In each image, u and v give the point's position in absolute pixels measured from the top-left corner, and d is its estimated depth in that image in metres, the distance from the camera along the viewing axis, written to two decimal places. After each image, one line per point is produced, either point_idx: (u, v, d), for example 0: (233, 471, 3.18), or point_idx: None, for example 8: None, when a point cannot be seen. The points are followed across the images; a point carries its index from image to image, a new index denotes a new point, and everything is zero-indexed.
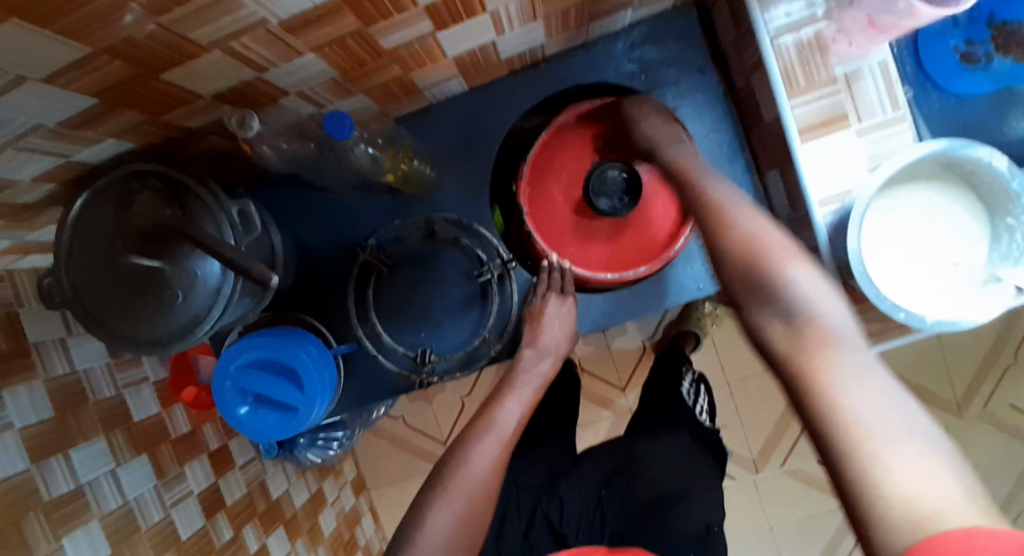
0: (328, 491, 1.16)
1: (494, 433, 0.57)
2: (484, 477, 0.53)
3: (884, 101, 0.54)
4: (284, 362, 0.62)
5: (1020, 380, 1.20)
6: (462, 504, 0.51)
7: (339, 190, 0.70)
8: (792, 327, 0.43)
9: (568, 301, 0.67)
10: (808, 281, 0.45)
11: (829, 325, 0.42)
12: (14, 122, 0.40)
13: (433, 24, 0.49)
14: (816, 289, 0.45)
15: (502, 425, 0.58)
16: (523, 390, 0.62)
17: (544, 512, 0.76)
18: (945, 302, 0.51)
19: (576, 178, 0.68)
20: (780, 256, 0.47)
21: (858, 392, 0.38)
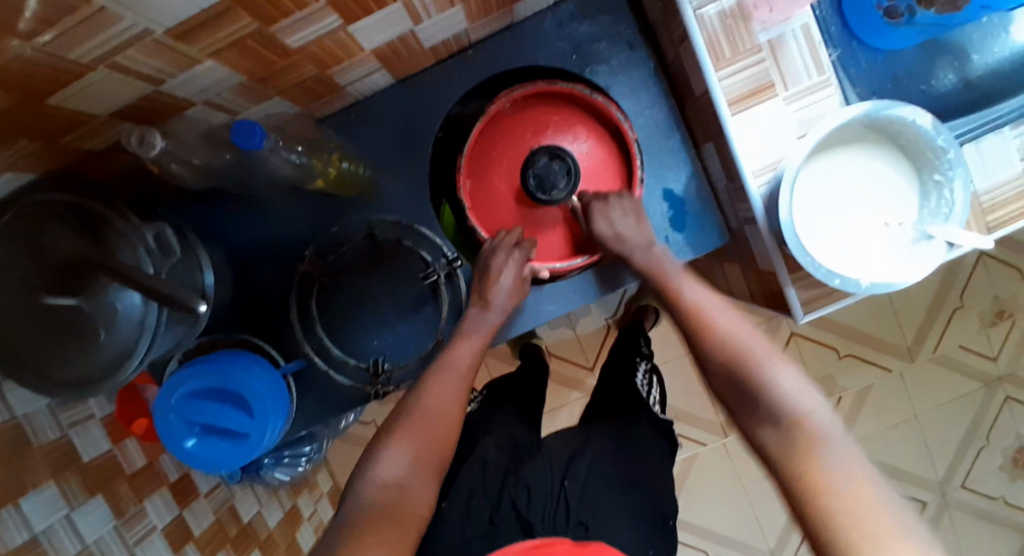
0: (304, 504, 1.14)
1: (448, 373, 0.58)
2: (445, 414, 0.54)
3: (809, 65, 0.54)
4: (228, 386, 0.60)
5: (967, 320, 1.26)
6: (416, 441, 0.51)
7: (268, 197, 0.67)
8: (787, 419, 0.47)
9: (519, 254, 0.64)
10: (791, 381, 0.49)
11: (819, 423, 0.46)
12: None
13: (342, 18, 0.46)
14: (797, 385, 0.49)
15: (455, 365, 0.58)
16: (478, 336, 0.61)
17: (510, 497, 0.67)
18: (881, 265, 0.52)
19: (516, 167, 0.66)
20: (762, 352, 0.52)
21: (835, 475, 0.41)
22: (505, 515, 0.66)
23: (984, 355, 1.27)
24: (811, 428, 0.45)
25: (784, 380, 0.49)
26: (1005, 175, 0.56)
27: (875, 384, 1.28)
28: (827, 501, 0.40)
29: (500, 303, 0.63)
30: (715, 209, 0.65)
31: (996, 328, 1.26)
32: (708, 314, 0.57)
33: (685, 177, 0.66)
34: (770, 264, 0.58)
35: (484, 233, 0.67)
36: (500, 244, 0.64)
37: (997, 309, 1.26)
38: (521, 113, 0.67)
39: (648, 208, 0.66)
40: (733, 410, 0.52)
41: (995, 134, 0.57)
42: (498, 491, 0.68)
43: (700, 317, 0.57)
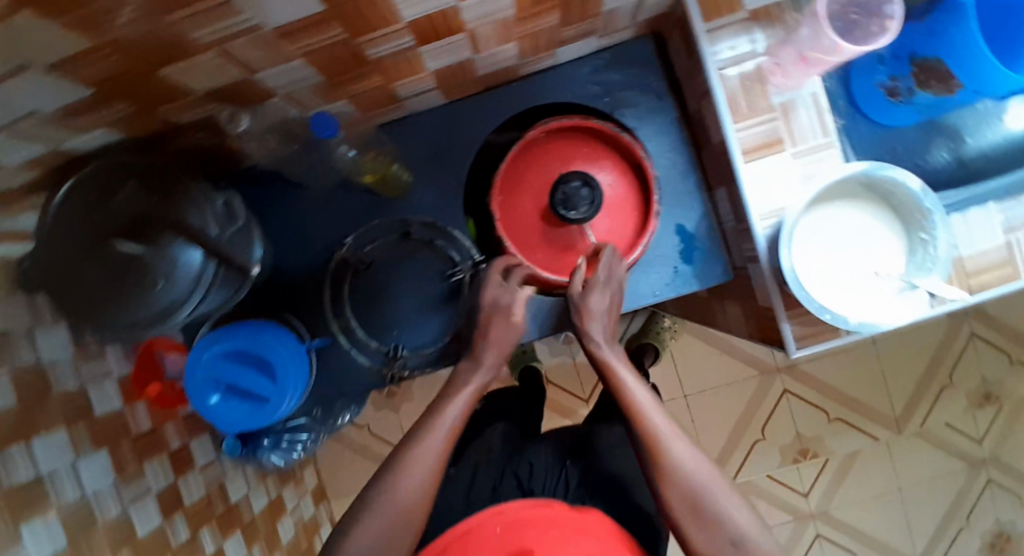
0: (289, 496, 1.16)
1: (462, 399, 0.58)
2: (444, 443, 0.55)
3: (816, 129, 0.61)
4: (259, 352, 0.65)
5: (953, 399, 1.29)
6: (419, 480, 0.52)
7: (316, 190, 0.73)
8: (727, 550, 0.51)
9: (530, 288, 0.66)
10: (715, 485, 0.53)
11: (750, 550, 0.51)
12: (5, 109, 0.41)
13: (416, 39, 0.54)
14: (704, 471, 0.54)
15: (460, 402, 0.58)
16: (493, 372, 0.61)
17: (513, 470, 0.73)
18: (870, 307, 0.57)
19: (544, 189, 0.72)
20: (668, 433, 0.56)
21: None
22: (508, 484, 0.72)
23: (968, 434, 1.30)
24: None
25: (691, 464, 0.54)
26: (986, 244, 0.63)
27: (861, 450, 1.30)
28: None
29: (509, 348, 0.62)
30: (720, 248, 0.71)
31: (981, 409, 1.29)
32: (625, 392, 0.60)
33: (697, 216, 0.72)
34: (768, 301, 0.63)
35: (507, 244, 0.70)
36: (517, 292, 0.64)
37: (982, 390, 1.29)
38: (554, 141, 0.73)
39: (661, 240, 0.72)
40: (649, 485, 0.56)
41: (979, 207, 0.63)
42: (501, 470, 0.74)
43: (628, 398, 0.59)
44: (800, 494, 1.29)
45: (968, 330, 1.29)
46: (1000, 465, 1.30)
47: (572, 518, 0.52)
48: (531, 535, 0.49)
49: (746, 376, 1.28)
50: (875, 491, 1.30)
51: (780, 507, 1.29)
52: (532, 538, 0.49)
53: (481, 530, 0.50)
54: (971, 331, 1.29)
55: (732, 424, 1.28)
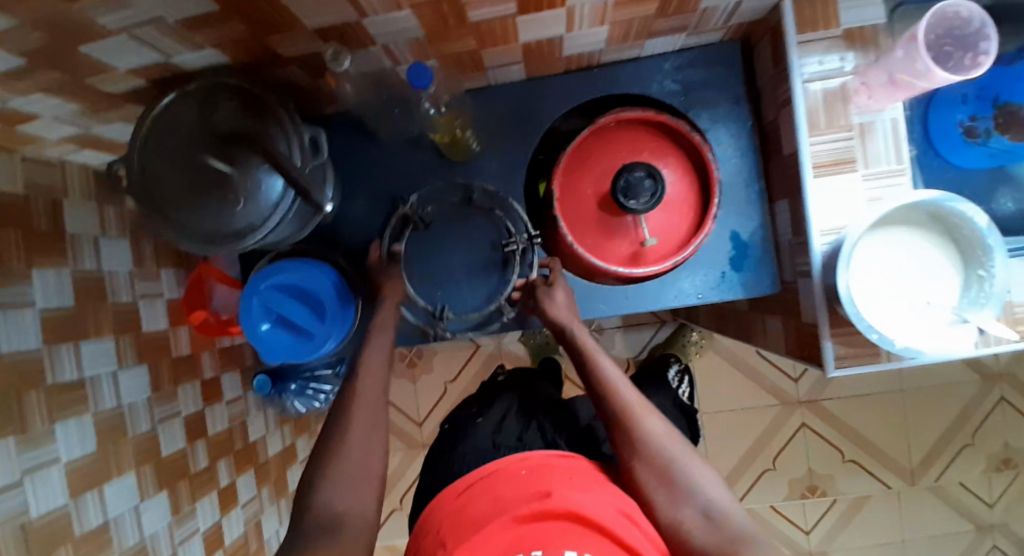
0: (301, 446, 1.19)
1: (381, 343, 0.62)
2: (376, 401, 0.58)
3: (891, 153, 0.62)
4: (312, 290, 0.67)
5: (972, 460, 1.27)
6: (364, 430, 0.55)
7: (387, 145, 0.76)
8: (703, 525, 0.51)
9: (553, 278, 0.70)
10: (676, 453, 0.56)
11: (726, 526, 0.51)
12: (139, 11, 0.44)
13: (517, 7, 0.56)
14: (665, 436, 0.57)
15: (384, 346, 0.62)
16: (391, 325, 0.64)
17: (538, 425, 0.73)
18: (921, 334, 0.57)
19: (607, 175, 0.73)
20: (636, 403, 0.59)
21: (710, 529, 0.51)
22: (533, 435, 0.71)
23: (981, 498, 1.27)
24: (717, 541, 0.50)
25: (654, 427, 0.58)
26: None
27: (869, 495, 1.28)
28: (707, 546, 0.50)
29: (394, 309, 0.65)
30: (774, 260, 0.72)
31: (999, 475, 1.27)
32: (596, 368, 0.62)
33: (754, 226, 0.73)
34: (813, 316, 0.63)
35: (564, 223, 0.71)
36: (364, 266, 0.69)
37: (1004, 455, 1.27)
38: (621, 132, 0.73)
39: (713, 243, 0.73)
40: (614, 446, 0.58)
41: None
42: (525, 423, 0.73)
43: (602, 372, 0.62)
44: (801, 530, 1.28)
45: (999, 393, 1.26)
46: (1007, 534, 1.27)
47: (591, 471, 0.59)
48: (553, 478, 0.56)
49: (765, 402, 1.27)
50: (877, 540, 1.28)
51: (779, 540, 1.28)
52: (555, 480, 0.56)
53: (501, 472, 0.58)
54: (1001, 395, 1.27)
55: (743, 448, 1.28)
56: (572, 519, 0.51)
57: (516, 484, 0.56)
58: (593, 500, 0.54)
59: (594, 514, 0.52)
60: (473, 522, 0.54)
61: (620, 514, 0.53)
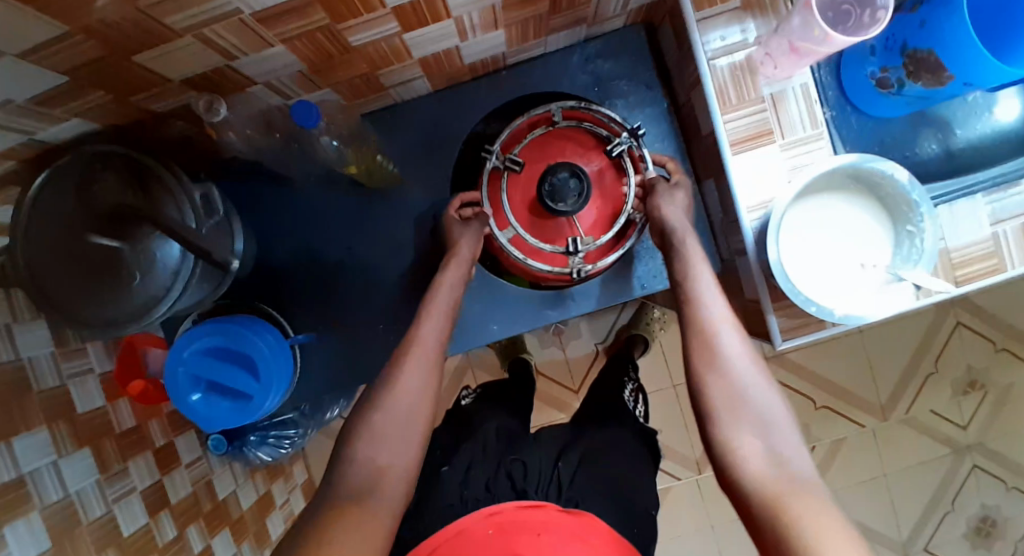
0: (278, 492, 1.15)
1: (421, 347, 0.56)
2: (412, 404, 0.52)
3: (804, 119, 0.61)
4: (240, 348, 0.64)
5: (940, 387, 1.31)
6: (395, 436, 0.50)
7: (301, 183, 0.72)
8: (763, 458, 0.45)
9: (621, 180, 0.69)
10: (751, 386, 0.49)
11: (785, 469, 0.44)
12: None
13: (400, 26, 0.52)
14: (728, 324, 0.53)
15: (423, 343, 0.56)
16: (444, 310, 0.60)
17: (507, 471, 0.68)
18: (858, 302, 0.56)
19: (535, 176, 0.69)
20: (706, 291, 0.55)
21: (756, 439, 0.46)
22: (502, 485, 0.65)
23: (953, 422, 1.32)
24: (771, 486, 0.43)
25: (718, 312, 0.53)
26: (973, 237, 0.63)
27: (846, 438, 1.31)
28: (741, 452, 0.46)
29: (446, 281, 0.62)
30: (710, 238, 0.71)
31: (967, 397, 1.31)
32: (690, 279, 0.56)
33: None
34: (755, 293, 0.63)
35: (495, 222, 0.69)
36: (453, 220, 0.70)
37: (969, 378, 1.31)
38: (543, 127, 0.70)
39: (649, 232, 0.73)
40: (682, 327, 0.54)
41: (967, 199, 0.63)
42: (495, 467, 0.69)
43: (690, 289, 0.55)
44: None
45: (955, 319, 1.30)
46: (985, 452, 1.32)
47: (564, 522, 0.58)
48: (522, 539, 0.55)
49: None
50: (862, 478, 1.32)
51: None
52: (522, 541, 0.55)
53: (474, 529, 0.57)
54: (958, 320, 1.30)
55: None
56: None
57: (491, 546, 0.55)
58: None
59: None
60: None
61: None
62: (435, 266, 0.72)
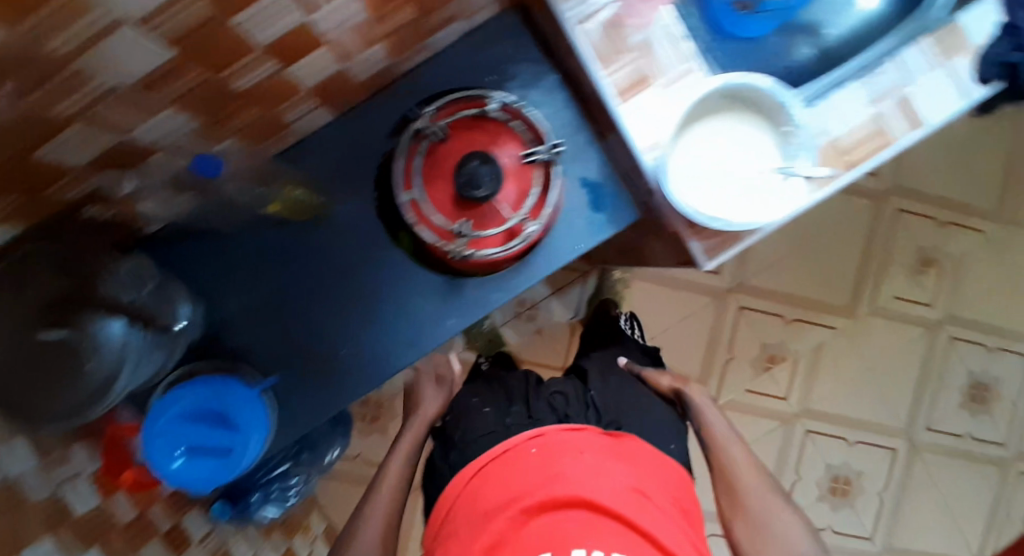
0: (302, 541, 1.14)
1: (367, 549, 0.68)
2: None
3: (674, 57, 0.65)
4: (213, 406, 0.65)
5: (896, 273, 1.37)
6: None
7: (231, 234, 0.73)
8: (758, 493, 0.71)
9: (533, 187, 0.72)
10: (756, 482, 0.72)
11: (772, 516, 0.69)
12: None
13: (278, 63, 0.55)
14: (726, 431, 0.79)
15: (369, 547, 0.69)
16: (388, 486, 0.74)
17: None
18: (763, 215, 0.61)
19: (457, 158, 0.70)
20: (725, 434, 0.78)
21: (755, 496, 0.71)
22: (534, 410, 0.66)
23: (919, 301, 1.38)
24: (756, 512, 0.70)
25: (720, 436, 0.78)
26: (854, 123, 0.67)
27: (824, 342, 1.37)
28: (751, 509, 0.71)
29: (392, 460, 0.77)
30: (626, 186, 0.76)
31: (924, 274, 1.38)
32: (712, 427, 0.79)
33: (596, 165, 0.76)
34: (673, 226, 0.67)
35: (401, 180, 0.69)
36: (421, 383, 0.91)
37: (921, 256, 1.37)
38: (474, 120, 0.71)
39: (569, 196, 0.76)
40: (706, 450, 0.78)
41: (838, 90, 0.68)
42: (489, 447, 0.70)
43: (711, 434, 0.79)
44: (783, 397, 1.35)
45: (894, 206, 1.35)
46: (955, 321, 1.39)
47: (602, 444, 0.67)
48: (565, 462, 0.62)
49: (701, 304, 1.33)
50: (850, 376, 1.38)
51: (771, 416, 1.35)
52: (564, 463, 0.62)
53: (522, 458, 0.64)
54: (897, 207, 1.35)
55: (704, 351, 1.34)
56: (581, 504, 0.58)
57: (535, 469, 0.62)
58: (594, 479, 0.60)
59: (607, 501, 0.58)
60: (485, 511, 0.61)
61: (632, 491, 0.61)
62: (382, 279, 0.74)
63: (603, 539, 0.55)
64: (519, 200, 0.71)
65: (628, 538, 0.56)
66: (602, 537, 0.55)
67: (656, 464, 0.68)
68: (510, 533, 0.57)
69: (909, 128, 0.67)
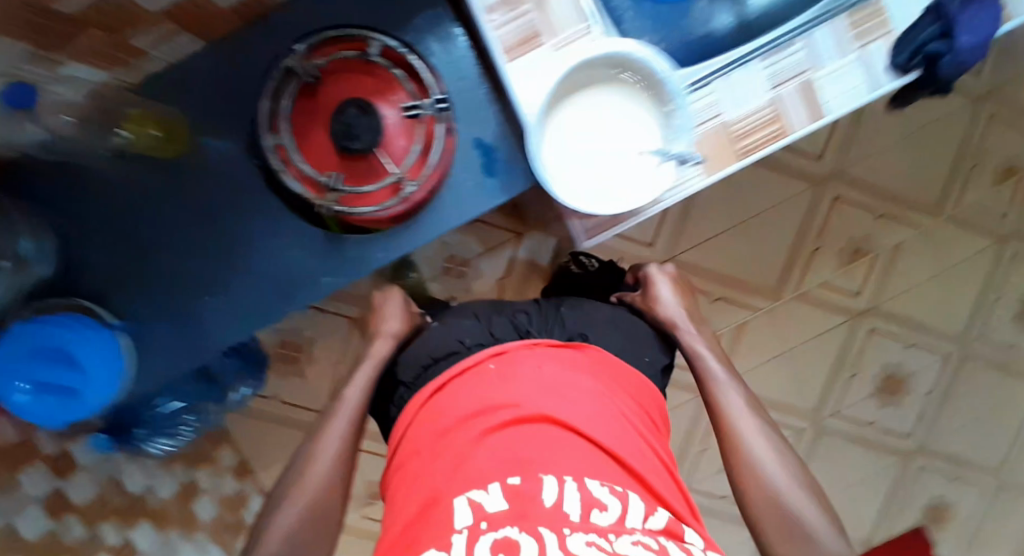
0: (204, 475, 1.14)
1: (343, 411, 0.61)
2: (322, 489, 0.56)
3: (569, 15, 0.61)
4: (58, 347, 0.62)
5: (825, 260, 1.36)
6: (309, 500, 0.55)
7: (83, 164, 0.67)
8: (768, 493, 0.53)
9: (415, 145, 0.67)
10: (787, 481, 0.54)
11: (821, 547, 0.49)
12: None
13: None
14: (750, 424, 0.59)
15: (343, 410, 0.61)
16: (347, 410, 0.61)
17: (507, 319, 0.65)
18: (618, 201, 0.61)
19: (330, 105, 0.66)
20: (739, 415, 0.60)
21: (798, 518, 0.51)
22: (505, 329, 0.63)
23: (846, 289, 1.38)
24: (779, 508, 0.52)
25: (745, 426, 0.59)
26: (751, 107, 0.64)
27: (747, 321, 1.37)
28: (757, 476, 0.54)
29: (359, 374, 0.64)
30: (521, 151, 0.71)
31: (855, 264, 1.37)
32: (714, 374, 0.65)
33: (492, 127, 0.70)
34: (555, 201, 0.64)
35: (266, 122, 0.65)
36: (389, 303, 0.72)
37: (853, 246, 1.36)
38: (353, 65, 0.67)
39: (460, 158, 0.71)
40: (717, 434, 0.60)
41: (741, 70, 0.64)
42: None
43: (728, 414, 0.60)
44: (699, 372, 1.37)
45: (833, 193, 1.32)
46: (878, 313, 1.41)
47: (579, 358, 0.56)
48: (522, 372, 0.52)
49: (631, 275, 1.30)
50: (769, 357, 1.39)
51: None
52: (520, 374, 0.52)
53: (478, 369, 0.54)
54: (836, 194, 1.33)
55: None
56: (551, 420, 0.46)
57: (493, 385, 0.51)
58: (560, 394, 0.49)
59: (566, 417, 0.47)
60: (445, 428, 0.49)
61: (610, 422, 0.49)
62: (253, 229, 0.70)
63: (566, 459, 0.43)
64: (398, 156, 0.67)
65: (610, 468, 0.44)
66: (565, 454, 0.43)
67: (626, 374, 0.58)
68: (462, 452, 0.45)
69: (807, 118, 0.65)
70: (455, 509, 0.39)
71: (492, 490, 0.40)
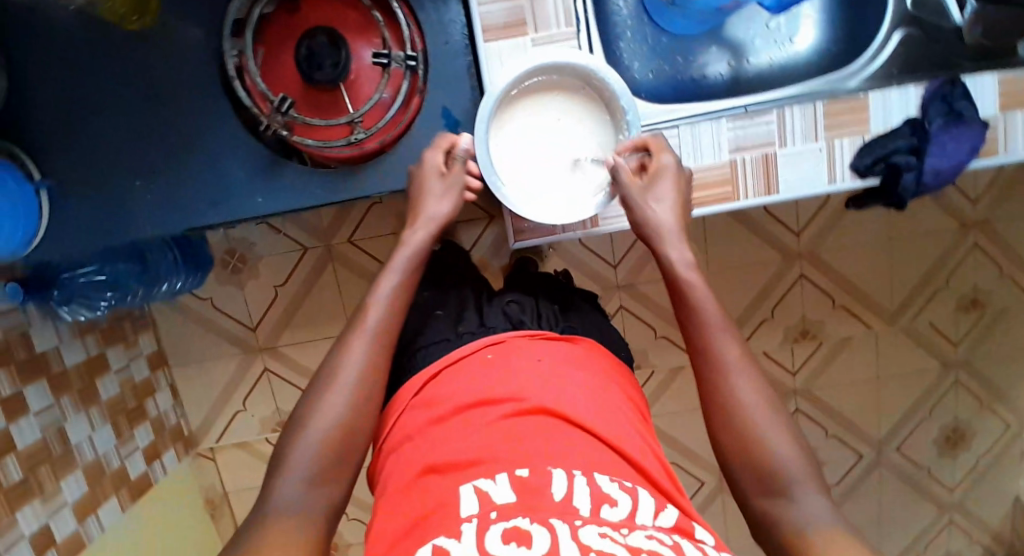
0: (113, 355, 1.13)
1: (367, 339, 0.51)
2: (336, 429, 0.47)
3: (558, 16, 0.63)
4: None
5: (773, 332, 1.37)
6: (329, 434, 0.46)
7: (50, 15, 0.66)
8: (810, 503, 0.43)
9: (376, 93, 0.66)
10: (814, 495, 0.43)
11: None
12: None
13: None
14: (763, 413, 0.47)
15: (366, 330, 0.51)
16: (384, 305, 0.53)
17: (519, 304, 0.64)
18: (543, 204, 0.63)
19: (302, 30, 0.66)
20: (754, 402, 0.47)
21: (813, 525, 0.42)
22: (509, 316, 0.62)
23: (785, 366, 1.40)
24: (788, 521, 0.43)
25: (761, 421, 0.47)
26: (710, 161, 0.65)
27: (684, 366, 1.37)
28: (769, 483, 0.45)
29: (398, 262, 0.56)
30: None
31: (800, 344, 1.38)
32: (720, 352, 0.50)
33: (463, 101, 0.69)
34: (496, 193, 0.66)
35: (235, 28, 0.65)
36: (428, 165, 0.61)
37: (802, 327, 1.37)
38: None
39: (424, 122, 0.69)
40: (716, 425, 0.48)
41: (711, 123, 0.65)
42: None
43: (737, 404, 0.47)
44: None
45: (799, 270, 1.33)
46: (809, 398, 1.42)
47: (578, 353, 0.56)
48: (520, 361, 0.52)
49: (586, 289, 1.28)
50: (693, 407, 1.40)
51: None
52: (522, 363, 0.52)
53: (472, 357, 0.54)
54: (802, 272, 1.33)
55: None
56: (551, 413, 0.46)
57: (493, 372, 0.51)
58: (556, 386, 0.49)
59: (574, 410, 0.47)
60: (442, 412, 0.48)
61: (636, 414, 0.53)
62: (200, 129, 0.69)
63: (569, 453, 0.42)
64: (355, 99, 0.67)
65: (614, 463, 0.44)
66: (568, 448, 0.43)
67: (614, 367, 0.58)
68: (460, 438, 0.45)
69: (760, 190, 0.66)
70: (462, 497, 0.39)
71: (500, 479, 0.40)
